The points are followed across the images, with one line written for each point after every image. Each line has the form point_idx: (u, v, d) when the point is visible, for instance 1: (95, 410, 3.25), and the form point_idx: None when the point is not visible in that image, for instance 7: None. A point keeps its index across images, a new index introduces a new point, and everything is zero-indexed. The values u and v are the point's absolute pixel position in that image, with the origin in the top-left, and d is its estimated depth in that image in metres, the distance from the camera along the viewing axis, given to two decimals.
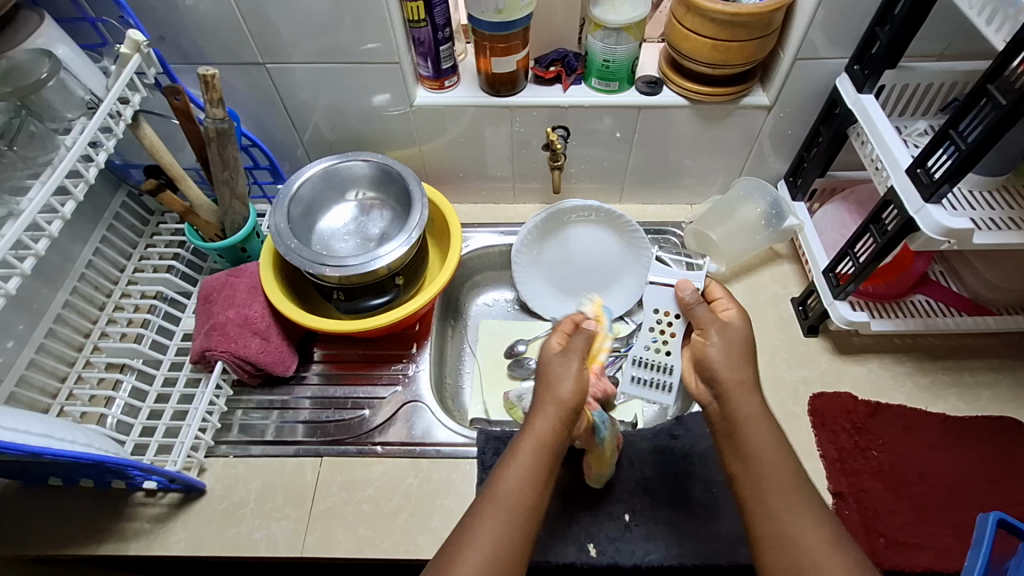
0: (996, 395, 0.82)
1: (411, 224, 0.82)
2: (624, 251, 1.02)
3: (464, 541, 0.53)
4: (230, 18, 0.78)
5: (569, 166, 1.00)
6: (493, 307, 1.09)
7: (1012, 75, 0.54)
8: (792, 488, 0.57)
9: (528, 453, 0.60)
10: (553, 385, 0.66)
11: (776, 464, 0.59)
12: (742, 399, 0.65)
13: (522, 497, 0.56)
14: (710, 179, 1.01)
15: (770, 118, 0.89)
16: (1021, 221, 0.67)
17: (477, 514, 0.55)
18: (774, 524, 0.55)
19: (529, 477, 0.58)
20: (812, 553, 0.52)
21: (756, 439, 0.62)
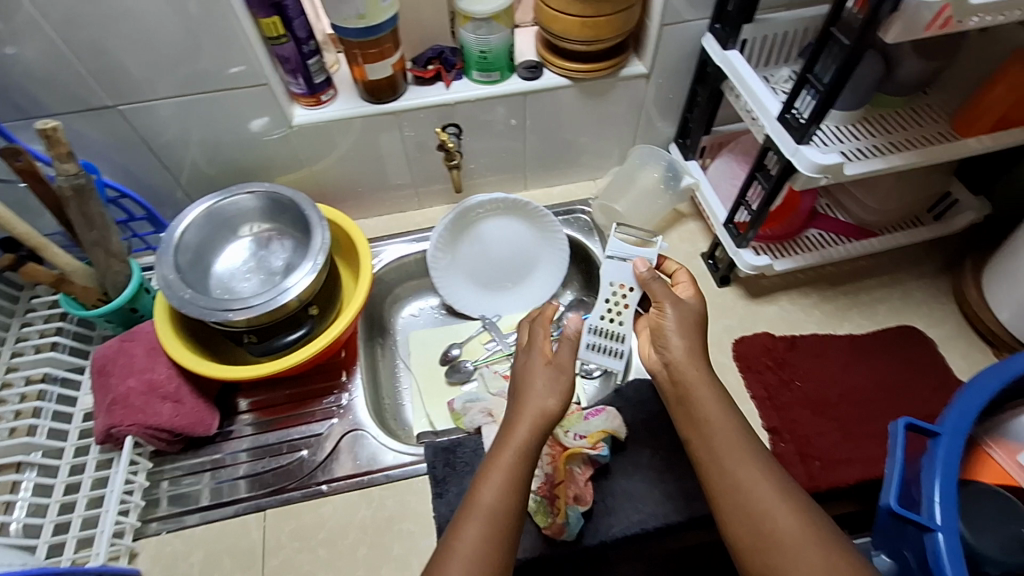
0: (891, 307, 0.89)
1: (315, 249, 0.78)
2: (540, 237, 1.02)
3: (446, 559, 0.52)
4: (65, 64, 0.70)
5: (470, 162, 0.99)
6: (420, 316, 1.06)
7: (849, 16, 0.58)
8: (743, 448, 0.58)
9: (505, 465, 0.57)
10: (529, 391, 0.63)
11: (727, 428, 0.60)
12: (690, 372, 0.63)
13: (506, 512, 0.55)
14: (607, 152, 1.03)
15: (650, 86, 0.91)
16: (884, 146, 0.73)
17: (460, 527, 0.54)
18: (732, 486, 0.57)
19: (512, 484, 0.56)
20: (763, 506, 0.55)
21: (704, 409, 0.61)
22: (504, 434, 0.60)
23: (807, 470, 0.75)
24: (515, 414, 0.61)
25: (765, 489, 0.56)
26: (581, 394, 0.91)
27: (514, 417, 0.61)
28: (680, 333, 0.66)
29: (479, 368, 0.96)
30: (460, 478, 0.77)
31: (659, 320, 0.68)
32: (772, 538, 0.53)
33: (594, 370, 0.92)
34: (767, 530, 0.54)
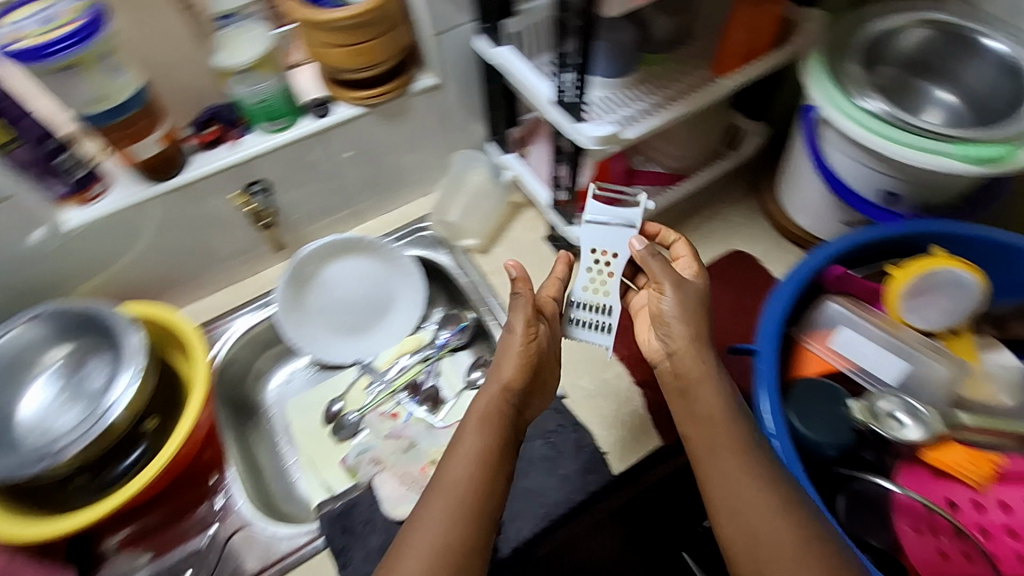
0: (717, 238, 0.98)
1: (128, 355, 0.71)
2: (387, 268, 1.00)
3: (409, 540, 0.58)
4: None
5: (293, 213, 0.94)
6: (291, 382, 1.00)
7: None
8: (734, 449, 0.58)
9: (474, 440, 0.64)
10: (500, 365, 0.69)
11: (721, 427, 0.60)
12: (693, 362, 0.63)
13: (462, 503, 0.60)
14: (430, 165, 1.02)
15: (448, 93, 0.92)
16: (661, 104, 0.78)
17: (426, 503, 0.61)
18: (731, 495, 0.56)
19: (468, 471, 0.62)
20: (763, 519, 0.54)
21: (703, 405, 0.61)
22: (466, 421, 0.66)
23: None
24: (479, 398, 0.67)
25: (763, 499, 0.55)
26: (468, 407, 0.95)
27: (478, 399, 0.67)
28: (683, 318, 0.65)
29: (365, 416, 0.94)
30: (361, 541, 0.72)
31: (659, 307, 0.67)
32: (765, 548, 0.53)
33: (478, 376, 0.97)
34: (762, 540, 0.54)
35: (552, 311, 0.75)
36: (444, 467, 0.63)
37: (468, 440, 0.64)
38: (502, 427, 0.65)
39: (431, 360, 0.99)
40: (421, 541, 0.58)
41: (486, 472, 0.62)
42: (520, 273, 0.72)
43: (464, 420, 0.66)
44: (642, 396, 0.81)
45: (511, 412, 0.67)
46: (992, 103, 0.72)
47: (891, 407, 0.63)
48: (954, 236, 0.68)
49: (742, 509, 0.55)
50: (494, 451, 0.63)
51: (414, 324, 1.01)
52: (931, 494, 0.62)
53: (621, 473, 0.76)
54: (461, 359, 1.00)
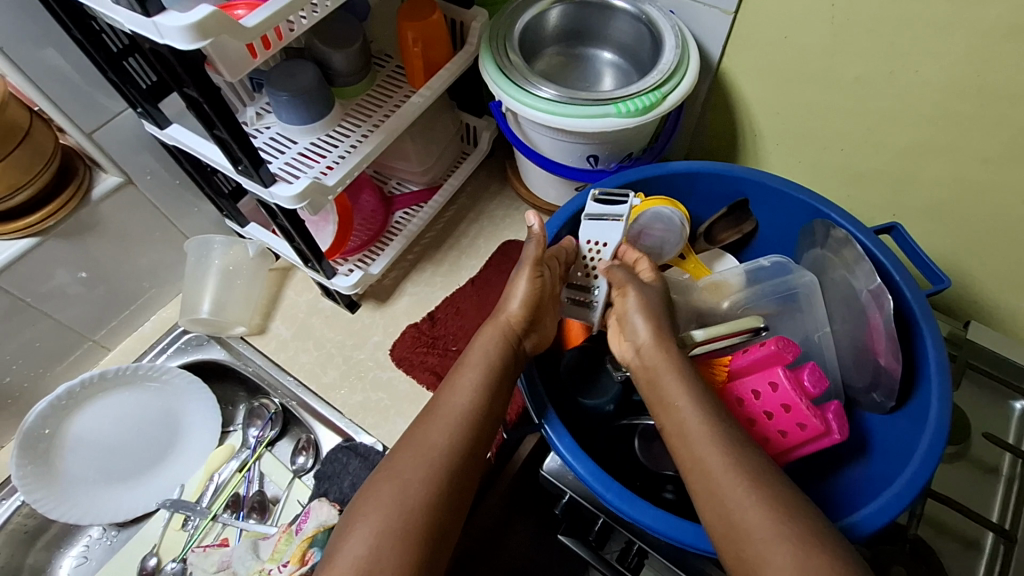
0: (487, 235, 1.00)
1: None
2: (150, 391, 0.89)
3: (389, 467, 0.55)
4: None
5: (5, 375, 0.79)
6: (89, 557, 0.85)
7: (176, 74, 0.55)
8: (711, 432, 0.53)
9: (480, 362, 0.62)
10: (507, 298, 0.67)
11: (692, 416, 0.54)
12: (665, 359, 0.60)
13: (454, 438, 0.56)
14: (166, 262, 0.91)
15: (141, 187, 0.82)
16: (364, 136, 0.76)
17: (422, 423, 0.58)
18: (701, 473, 0.51)
19: (474, 395, 0.60)
20: (733, 496, 0.49)
21: (672, 392, 0.57)
22: (484, 338, 0.65)
23: None
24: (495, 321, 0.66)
25: (736, 476, 0.50)
26: (304, 492, 0.87)
27: (491, 323, 0.66)
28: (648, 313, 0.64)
29: (185, 559, 0.82)
30: None
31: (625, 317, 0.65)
32: (742, 529, 0.47)
33: (303, 462, 0.88)
34: (737, 521, 0.48)
35: (557, 261, 0.70)
36: (443, 396, 0.60)
37: (471, 367, 0.62)
38: (506, 363, 0.63)
39: (246, 465, 0.89)
40: (400, 469, 0.54)
41: (484, 404, 0.60)
42: (535, 225, 0.68)
43: (482, 334, 0.65)
44: None
45: (517, 347, 0.65)
46: (641, 51, 0.81)
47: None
48: (811, 201, 0.71)
49: (718, 486, 0.50)
50: (493, 386, 0.61)
51: (212, 435, 0.90)
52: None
53: None
54: (280, 449, 0.91)
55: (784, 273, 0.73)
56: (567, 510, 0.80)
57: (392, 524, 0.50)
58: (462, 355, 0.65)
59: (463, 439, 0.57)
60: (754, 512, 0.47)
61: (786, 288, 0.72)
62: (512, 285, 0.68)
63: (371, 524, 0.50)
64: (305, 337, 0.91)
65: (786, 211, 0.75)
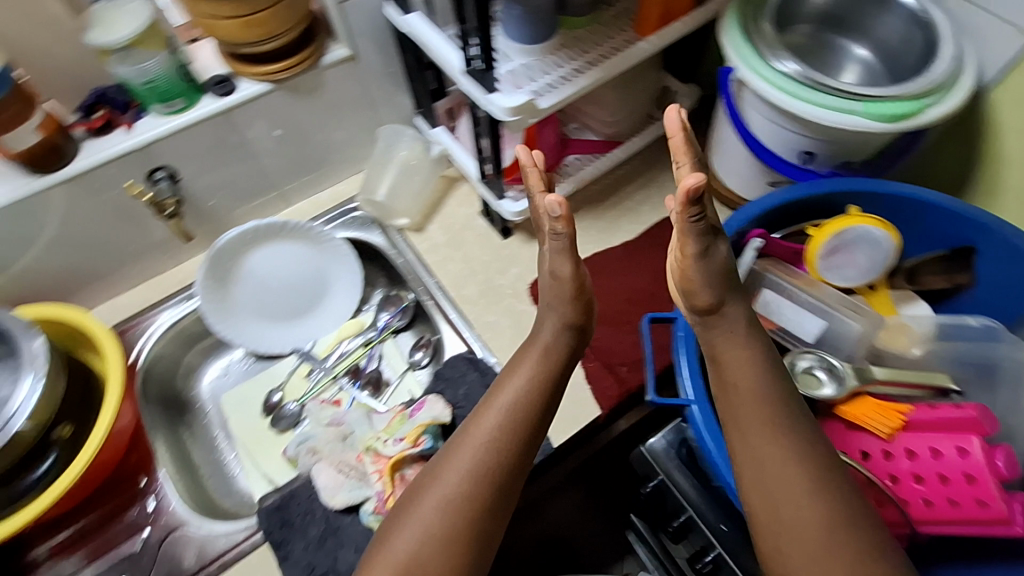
0: (652, 204, 0.97)
1: (28, 359, 0.66)
2: (317, 252, 0.96)
3: (431, 479, 0.64)
4: None
5: (207, 200, 0.89)
6: (228, 375, 0.96)
7: None
8: (775, 428, 0.57)
9: (522, 382, 0.67)
10: (534, 334, 0.71)
11: (755, 401, 0.58)
12: (731, 317, 0.62)
13: (501, 438, 0.64)
14: (354, 141, 0.97)
15: (359, 65, 0.86)
16: (581, 68, 0.76)
17: (461, 438, 0.65)
18: (757, 462, 0.56)
19: (509, 418, 0.65)
20: (789, 498, 0.54)
21: (738, 376, 0.60)
22: (520, 362, 0.69)
23: (617, 377, 0.79)
24: (534, 341, 0.70)
25: (795, 472, 0.54)
26: (416, 386, 0.93)
27: (529, 345, 0.70)
28: (697, 232, 0.59)
29: (305, 405, 0.91)
30: (300, 533, 0.71)
31: (680, 247, 0.61)
32: (783, 526, 0.53)
33: (421, 358, 0.94)
34: (784, 517, 0.53)
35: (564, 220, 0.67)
36: (490, 401, 0.67)
37: (512, 386, 0.67)
38: (556, 368, 0.69)
39: (372, 343, 0.96)
40: (437, 488, 0.62)
41: (520, 427, 0.65)
42: (673, 129, 0.65)
43: (513, 362, 0.70)
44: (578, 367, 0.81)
45: (561, 370, 0.69)
46: (905, 54, 0.72)
47: (809, 364, 0.63)
48: None
49: (772, 479, 0.55)
50: (539, 393, 0.67)
51: (352, 308, 0.98)
52: (844, 445, 0.60)
53: (561, 445, 0.77)
54: (402, 340, 0.98)
55: (991, 339, 0.65)
56: (653, 492, 0.80)
57: (435, 535, 0.60)
58: (504, 370, 0.70)
59: (507, 436, 0.64)
60: (805, 514, 0.53)
61: (986, 356, 0.65)
62: (552, 271, 0.69)
63: (439, 504, 0.62)
64: (455, 248, 0.94)
65: (1017, 275, 0.66)
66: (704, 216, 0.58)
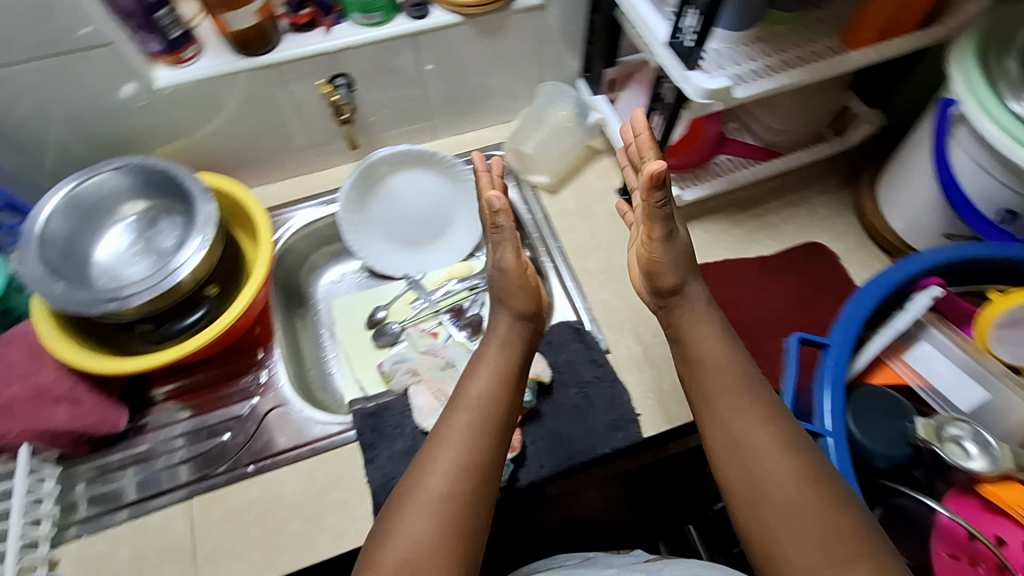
0: (798, 226, 0.91)
1: (201, 221, 0.72)
2: (454, 188, 0.98)
3: (431, 453, 0.59)
4: None
5: (370, 115, 0.92)
6: (341, 282, 1.01)
7: None
8: (739, 394, 0.60)
9: (493, 364, 0.66)
10: (495, 328, 0.71)
11: (722, 370, 0.62)
12: (693, 297, 0.69)
13: (481, 422, 0.61)
14: (514, 91, 0.97)
15: (546, 16, 0.86)
16: (778, 66, 0.71)
17: (450, 414, 0.62)
18: (722, 428, 0.59)
19: (488, 393, 0.64)
20: (757, 459, 0.55)
21: (704, 349, 0.65)
22: (492, 347, 0.69)
23: None
24: (497, 332, 0.70)
25: (761, 430, 0.57)
26: None
27: (491, 340, 0.70)
28: (662, 216, 0.65)
29: (406, 329, 0.94)
30: (387, 440, 0.75)
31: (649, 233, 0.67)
32: (759, 486, 0.54)
33: None
34: (760, 482, 0.54)
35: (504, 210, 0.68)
36: (460, 399, 0.63)
37: (486, 354, 0.68)
38: (520, 358, 0.68)
39: (478, 290, 0.96)
40: (440, 459, 0.58)
41: (500, 398, 0.64)
42: (642, 127, 0.70)
43: (483, 349, 0.69)
44: None
45: (528, 350, 0.70)
46: None
47: (959, 432, 0.60)
48: None
49: (744, 441, 0.57)
50: (508, 379, 0.66)
51: (468, 250, 0.99)
52: (978, 525, 0.60)
53: (649, 438, 0.76)
54: None
55: None
56: None
57: (450, 505, 0.55)
58: (468, 369, 0.68)
59: (488, 424, 0.61)
60: (777, 474, 0.54)
61: None
62: (495, 264, 0.70)
63: (425, 505, 0.55)
64: (584, 219, 0.92)
65: None
66: (668, 203, 0.63)
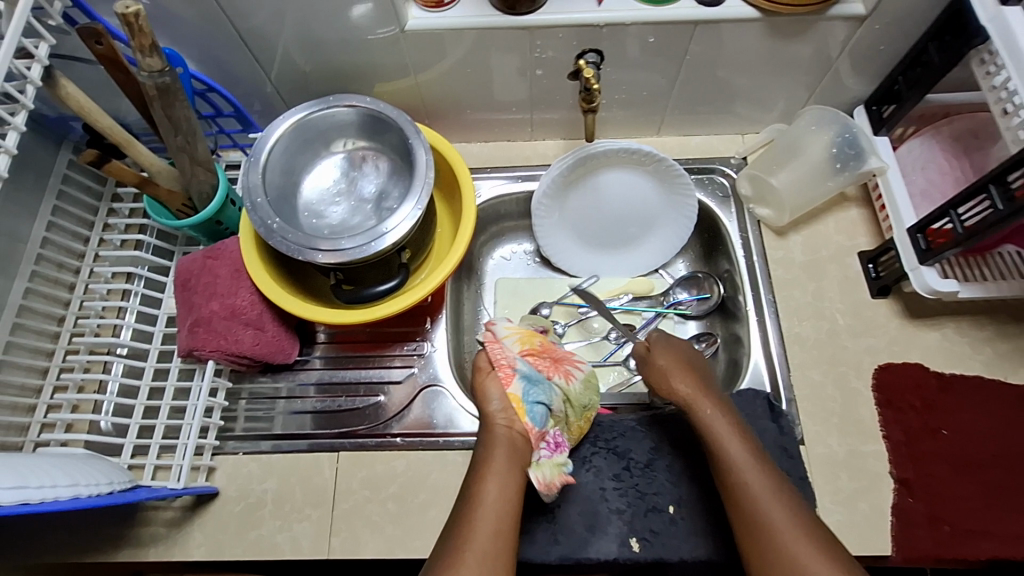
0: None
1: (417, 182, 0.68)
2: (665, 197, 0.85)
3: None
4: None
5: (602, 97, 0.81)
6: (511, 261, 0.94)
7: None
8: (751, 457, 0.58)
9: (500, 464, 0.58)
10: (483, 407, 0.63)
11: (733, 434, 0.60)
12: (688, 388, 0.65)
13: (502, 511, 0.55)
14: (771, 104, 0.81)
15: (860, 33, 0.68)
16: None
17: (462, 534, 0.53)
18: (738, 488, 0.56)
19: (504, 503, 0.55)
20: (769, 520, 0.53)
21: (713, 417, 0.62)
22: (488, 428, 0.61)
23: (932, 534, 0.66)
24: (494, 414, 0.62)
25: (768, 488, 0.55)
26: None
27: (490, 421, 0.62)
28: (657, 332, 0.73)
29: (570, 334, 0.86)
30: None
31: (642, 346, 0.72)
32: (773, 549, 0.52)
33: None
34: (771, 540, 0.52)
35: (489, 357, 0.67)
36: (480, 500, 0.55)
37: (488, 408, 0.62)
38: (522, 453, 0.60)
39: (654, 314, 0.86)
40: None
41: (512, 508, 0.55)
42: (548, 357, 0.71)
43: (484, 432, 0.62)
44: (891, 491, 0.68)
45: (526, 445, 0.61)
46: None
47: None
48: None
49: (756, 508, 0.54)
50: (514, 458, 0.59)
51: (656, 267, 0.89)
52: None
53: None
54: (686, 327, 0.87)
55: None
56: None
57: None
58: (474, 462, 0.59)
59: (508, 535, 0.54)
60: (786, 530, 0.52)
61: None
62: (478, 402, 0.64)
63: None
64: (810, 275, 0.79)
65: None
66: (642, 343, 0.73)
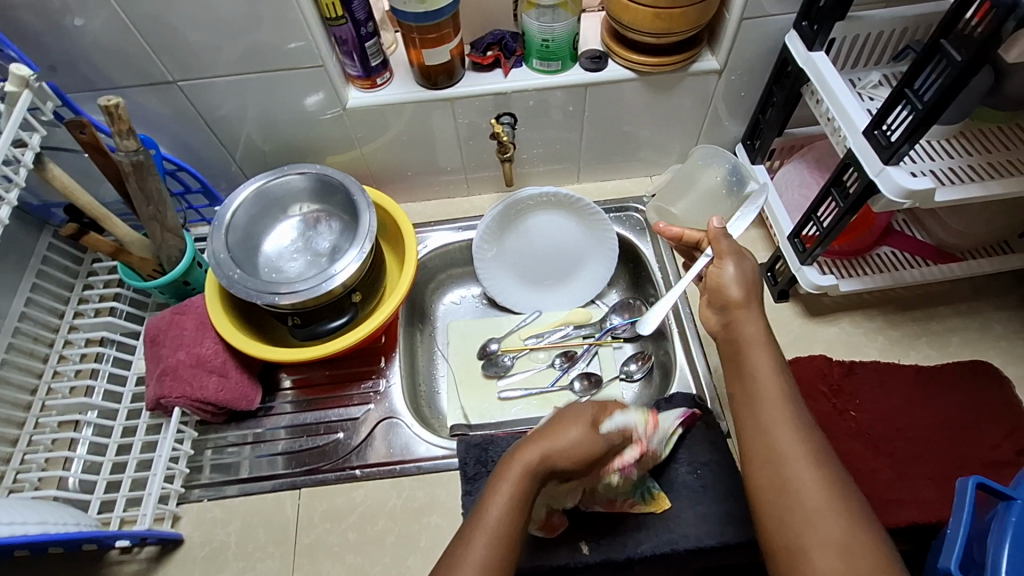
0: (964, 339, 0.82)
1: (362, 233, 0.78)
2: (589, 235, 0.97)
3: None
4: (141, 53, 0.72)
5: (522, 153, 0.94)
6: (460, 305, 1.03)
7: (966, 28, 0.50)
8: (785, 404, 0.56)
9: (514, 478, 0.53)
10: (551, 430, 0.58)
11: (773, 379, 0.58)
12: (751, 318, 0.62)
13: (502, 542, 0.50)
14: (668, 148, 0.95)
15: (722, 83, 0.83)
16: (955, 170, 0.64)
17: (455, 552, 0.50)
18: (761, 432, 0.55)
19: (509, 522, 0.51)
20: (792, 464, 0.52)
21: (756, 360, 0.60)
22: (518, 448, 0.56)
23: None
24: (552, 436, 0.57)
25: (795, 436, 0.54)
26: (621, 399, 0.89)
27: (523, 447, 0.56)
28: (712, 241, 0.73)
29: (517, 364, 0.92)
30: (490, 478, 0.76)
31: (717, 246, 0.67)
32: (789, 492, 0.51)
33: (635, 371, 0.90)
34: (791, 488, 0.52)
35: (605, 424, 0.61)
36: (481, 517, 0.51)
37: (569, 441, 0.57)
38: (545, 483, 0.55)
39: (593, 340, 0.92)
40: None
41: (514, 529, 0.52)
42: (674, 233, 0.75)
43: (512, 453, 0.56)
44: None
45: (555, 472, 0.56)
46: None
47: None
48: None
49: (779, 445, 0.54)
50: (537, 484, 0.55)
51: (589, 299, 0.97)
52: None
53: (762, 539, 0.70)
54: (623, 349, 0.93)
55: None
56: None
57: None
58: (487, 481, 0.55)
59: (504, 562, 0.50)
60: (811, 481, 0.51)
61: None
62: (561, 437, 0.57)
63: None
64: None
65: None
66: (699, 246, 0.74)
